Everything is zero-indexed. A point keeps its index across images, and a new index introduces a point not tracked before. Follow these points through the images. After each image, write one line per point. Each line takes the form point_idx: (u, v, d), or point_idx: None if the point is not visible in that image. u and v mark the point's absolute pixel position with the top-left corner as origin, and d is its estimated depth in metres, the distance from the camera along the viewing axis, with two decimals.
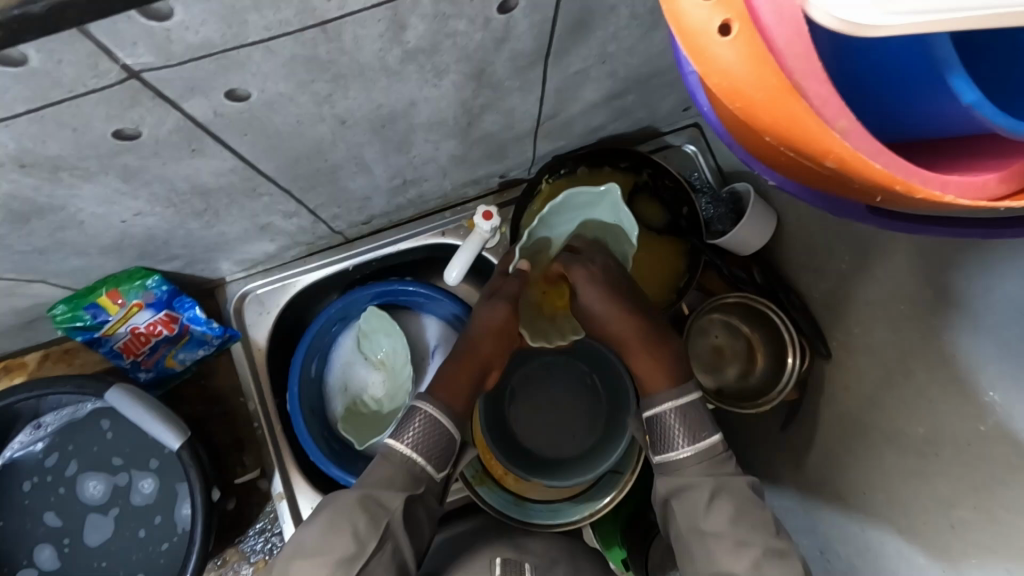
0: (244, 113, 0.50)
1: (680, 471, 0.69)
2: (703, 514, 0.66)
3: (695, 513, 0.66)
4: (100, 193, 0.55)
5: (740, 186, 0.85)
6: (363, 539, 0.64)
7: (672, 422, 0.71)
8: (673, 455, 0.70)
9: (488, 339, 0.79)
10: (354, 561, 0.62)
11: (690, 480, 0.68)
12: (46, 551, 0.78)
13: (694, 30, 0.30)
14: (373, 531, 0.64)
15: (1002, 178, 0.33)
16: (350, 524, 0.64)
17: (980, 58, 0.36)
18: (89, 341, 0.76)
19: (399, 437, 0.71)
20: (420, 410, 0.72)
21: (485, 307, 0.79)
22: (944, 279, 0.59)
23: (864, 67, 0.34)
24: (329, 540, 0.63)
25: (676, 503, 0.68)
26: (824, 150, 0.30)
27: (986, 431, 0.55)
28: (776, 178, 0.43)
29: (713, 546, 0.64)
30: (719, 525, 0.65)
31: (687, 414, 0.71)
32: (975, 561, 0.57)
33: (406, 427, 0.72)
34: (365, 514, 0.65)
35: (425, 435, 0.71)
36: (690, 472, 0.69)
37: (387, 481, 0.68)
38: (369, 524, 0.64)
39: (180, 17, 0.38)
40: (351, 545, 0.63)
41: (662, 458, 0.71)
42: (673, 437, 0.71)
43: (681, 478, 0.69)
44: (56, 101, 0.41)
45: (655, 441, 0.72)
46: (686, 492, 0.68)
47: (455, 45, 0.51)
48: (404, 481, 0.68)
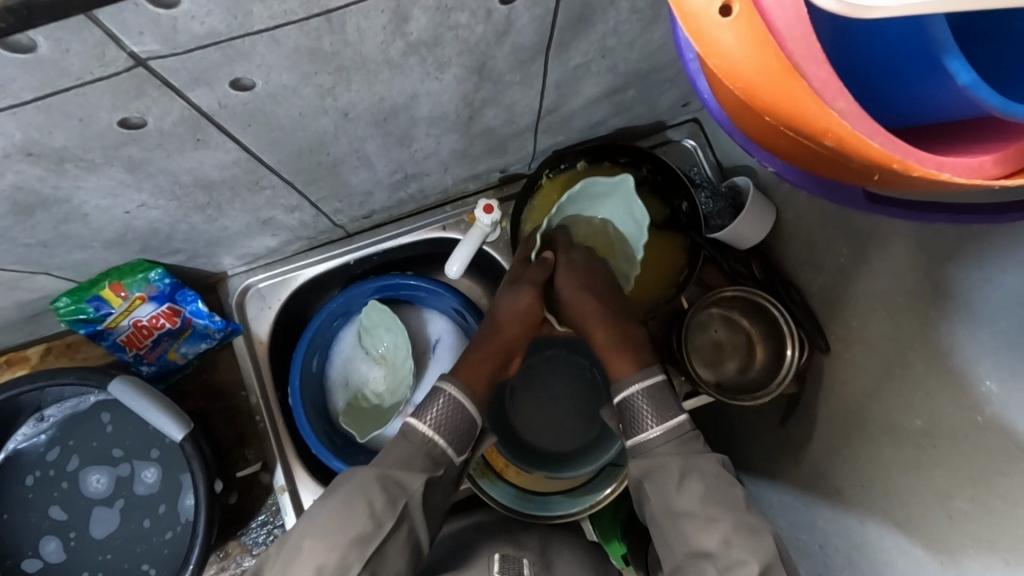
0: (248, 104, 0.51)
1: (651, 452, 0.69)
2: (675, 494, 0.65)
3: (668, 495, 0.66)
4: (104, 185, 0.55)
5: (740, 181, 0.85)
6: (380, 518, 0.62)
7: (641, 405, 0.72)
8: (644, 436, 0.70)
9: (517, 326, 0.82)
10: (370, 540, 0.61)
11: (661, 459, 0.68)
12: (51, 543, 0.78)
13: (695, 14, 0.30)
14: (390, 511, 0.63)
15: (996, 160, 0.34)
16: (366, 501, 0.63)
17: (979, 42, 0.36)
18: (92, 333, 0.77)
19: (419, 417, 0.72)
20: (444, 391, 0.73)
21: (511, 296, 0.81)
22: (942, 270, 0.59)
23: (863, 49, 0.35)
24: (344, 518, 0.61)
25: (649, 484, 0.68)
26: (823, 129, 0.30)
27: (983, 421, 0.56)
28: (776, 165, 0.44)
29: (687, 525, 0.63)
30: (691, 504, 0.64)
31: (657, 397, 0.72)
32: (973, 551, 0.57)
33: (428, 408, 0.72)
34: (382, 493, 0.64)
35: (447, 416, 0.72)
36: (662, 452, 0.69)
37: (409, 459, 0.68)
38: (387, 503, 0.63)
39: (186, 6, 0.38)
40: (368, 525, 0.61)
41: (635, 441, 0.71)
42: (642, 418, 0.71)
43: (650, 458, 0.69)
44: (63, 89, 0.42)
45: (627, 425, 0.73)
46: (658, 472, 0.68)
47: (457, 37, 0.52)
48: (423, 463, 0.68)
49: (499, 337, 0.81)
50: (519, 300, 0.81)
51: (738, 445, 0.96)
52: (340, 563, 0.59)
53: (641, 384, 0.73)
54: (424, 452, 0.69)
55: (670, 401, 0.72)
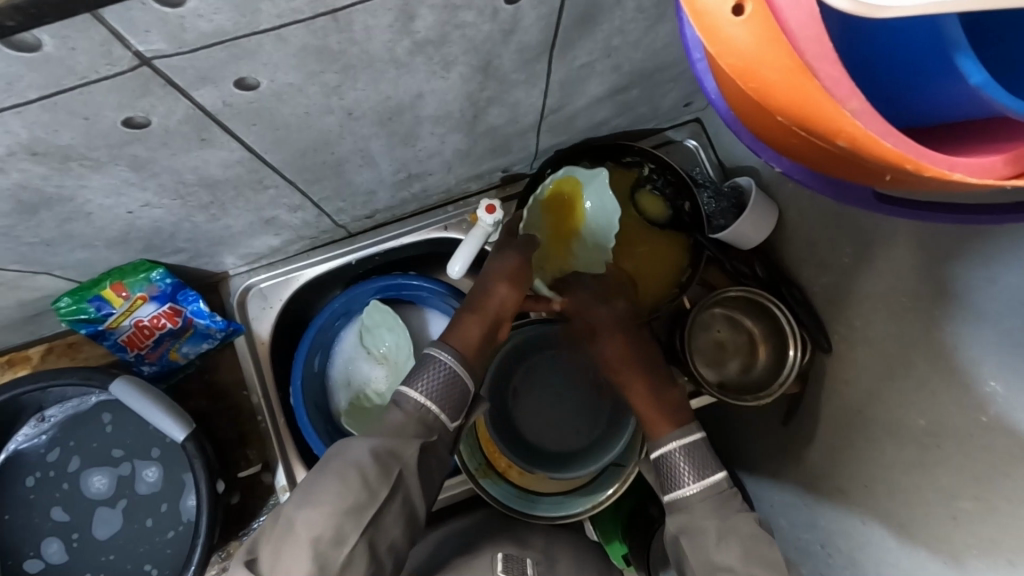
0: (253, 103, 0.51)
1: (691, 508, 0.69)
2: (714, 546, 0.65)
3: (705, 549, 0.65)
4: (108, 183, 0.55)
5: (743, 181, 0.85)
6: (374, 488, 0.61)
7: (679, 461, 0.71)
8: (683, 492, 0.70)
9: (505, 284, 0.80)
10: (366, 509, 0.61)
11: (699, 516, 0.68)
12: (54, 545, 0.78)
13: (708, 12, 0.30)
14: (384, 480, 0.62)
15: (1007, 160, 0.33)
16: (358, 470, 0.62)
17: (989, 43, 0.36)
18: (94, 333, 0.77)
19: (411, 384, 0.70)
20: (436, 359, 0.72)
21: (497, 259, 0.81)
22: (945, 270, 0.60)
23: (875, 47, 0.35)
24: (338, 488, 0.61)
25: (687, 540, 0.67)
26: (836, 129, 0.30)
27: (988, 422, 0.56)
28: (782, 164, 0.43)
29: None
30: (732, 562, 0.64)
31: (696, 451, 0.72)
32: (977, 551, 0.57)
33: (419, 376, 0.71)
34: (375, 462, 0.63)
35: (439, 384, 0.70)
36: (700, 509, 0.69)
37: (400, 427, 0.67)
38: (381, 473, 0.62)
39: (194, 4, 0.38)
40: (361, 493, 0.61)
41: (674, 497, 0.71)
42: (679, 474, 0.71)
43: (688, 515, 0.69)
44: (68, 88, 0.42)
45: (665, 482, 0.72)
46: (696, 528, 0.67)
47: (464, 36, 0.52)
48: (416, 429, 0.67)
49: (490, 296, 0.80)
50: (506, 260, 0.81)
51: (739, 445, 0.96)
52: (337, 533, 0.59)
53: (680, 440, 0.73)
54: (417, 420, 0.68)
55: (708, 455, 0.72)
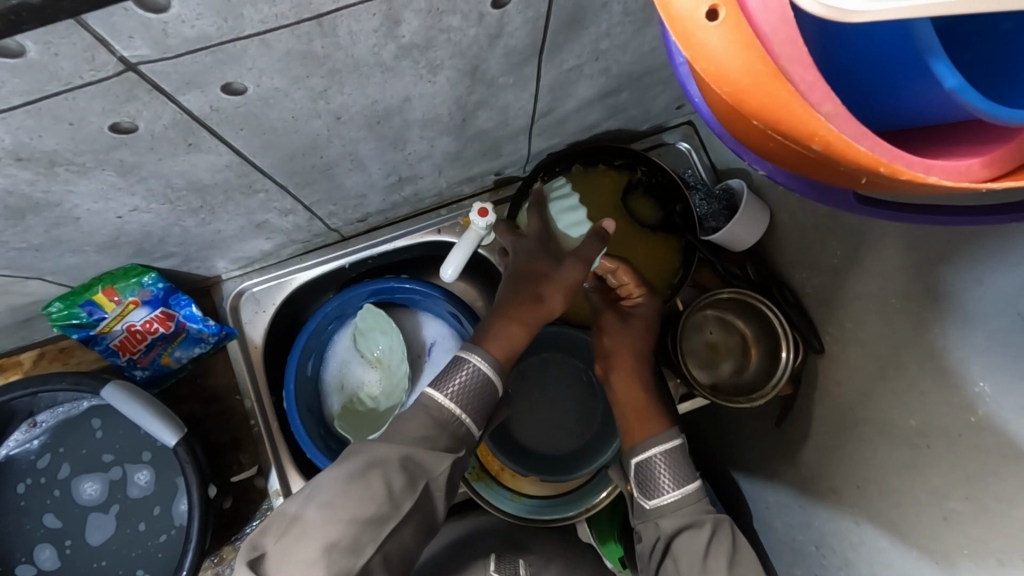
0: (240, 107, 0.51)
1: (673, 513, 0.69)
2: (704, 557, 0.64)
3: (696, 556, 0.65)
4: (96, 188, 0.55)
5: (734, 183, 0.85)
6: (398, 500, 0.61)
7: (660, 466, 0.72)
8: (664, 499, 0.70)
9: (560, 295, 0.80)
10: (384, 523, 0.59)
11: (684, 521, 0.68)
12: (46, 551, 0.78)
13: (681, 17, 0.30)
14: (409, 494, 0.62)
15: (984, 162, 0.34)
16: (385, 479, 0.62)
17: (967, 46, 0.36)
18: (85, 339, 0.77)
19: (439, 389, 0.72)
20: (468, 365, 0.74)
21: (564, 270, 0.81)
22: (935, 271, 0.59)
23: (851, 51, 0.34)
24: (358, 495, 0.59)
25: (676, 547, 0.67)
26: (810, 132, 0.30)
27: (977, 422, 0.56)
28: (765, 167, 0.43)
29: None
30: (720, 569, 0.63)
31: (678, 460, 0.73)
32: (968, 553, 0.57)
33: (450, 381, 0.73)
34: (403, 473, 0.63)
35: (470, 392, 0.72)
36: (683, 515, 0.69)
37: (433, 436, 0.68)
38: (406, 483, 0.63)
39: (176, 10, 0.38)
40: (385, 506, 0.60)
41: (657, 503, 0.71)
42: (660, 481, 0.71)
43: (675, 519, 0.69)
44: (52, 94, 0.42)
45: (645, 487, 0.73)
46: (687, 533, 0.67)
47: (450, 40, 0.52)
48: (446, 442, 0.69)
49: (541, 305, 0.80)
50: (571, 273, 0.80)
51: (734, 446, 0.96)
52: (354, 540, 0.57)
53: (661, 446, 0.73)
54: (445, 429, 0.70)
55: (688, 466, 0.73)
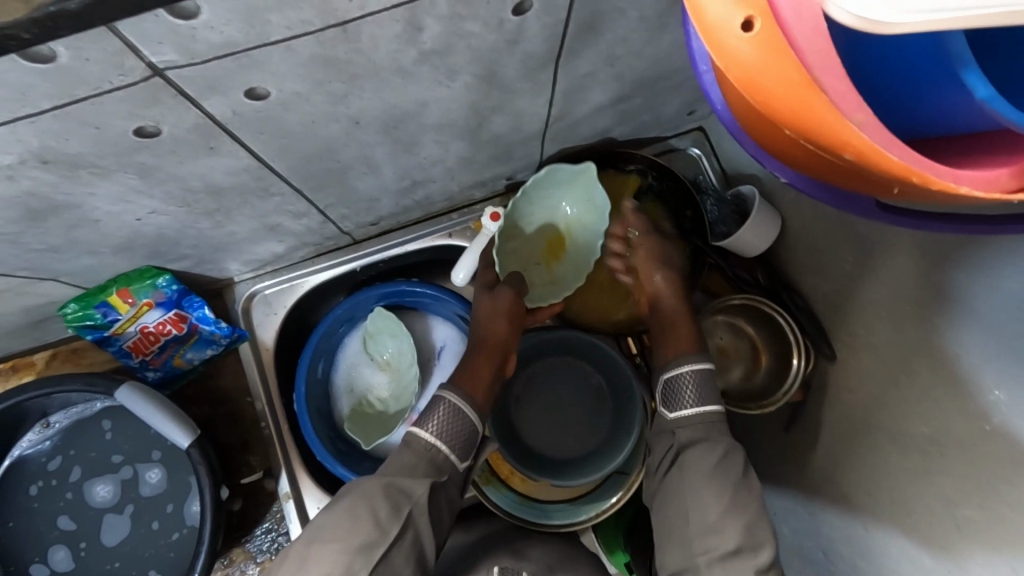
0: (262, 112, 0.51)
1: (691, 426, 0.70)
2: (710, 469, 0.66)
3: (702, 469, 0.66)
4: (117, 191, 0.55)
5: (745, 189, 0.86)
6: (385, 526, 0.62)
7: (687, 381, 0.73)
8: (685, 412, 0.71)
9: (501, 321, 0.82)
10: (375, 548, 0.60)
11: (701, 435, 0.69)
12: (60, 552, 0.78)
13: (716, 27, 0.31)
14: (395, 518, 0.63)
15: (1012, 172, 0.34)
16: (370, 508, 0.62)
17: (990, 55, 0.37)
18: (99, 340, 0.77)
19: (422, 425, 0.72)
20: (443, 400, 0.74)
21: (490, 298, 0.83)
22: (946, 278, 0.60)
23: (877, 63, 0.35)
24: (347, 525, 0.61)
25: (688, 456, 0.68)
26: (843, 142, 0.30)
27: (991, 429, 0.56)
28: (787, 174, 0.44)
29: (708, 499, 0.65)
30: (722, 484, 0.65)
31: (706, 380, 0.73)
32: (981, 559, 0.57)
33: (430, 416, 0.73)
34: (387, 501, 0.63)
35: (448, 424, 0.72)
36: (697, 428, 0.70)
37: (411, 467, 0.68)
38: (391, 511, 0.63)
39: (206, 16, 0.38)
40: (372, 531, 0.61)
41: (675, 415, 0.72)
42: (684, 395, 0.72)
43: (690, 431, 0.70)
44: (80, 98, 0.42)
45: (668, 400, 0.74)
46: (700, 445, 0.68)
47: (469, 46, 0.52)
48: (426, 472, 0.68)
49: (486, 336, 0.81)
50: (500, 299, 0.82)
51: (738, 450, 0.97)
52: (346, 569, 0.59)
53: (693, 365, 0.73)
54: (427, 460, 0.69)
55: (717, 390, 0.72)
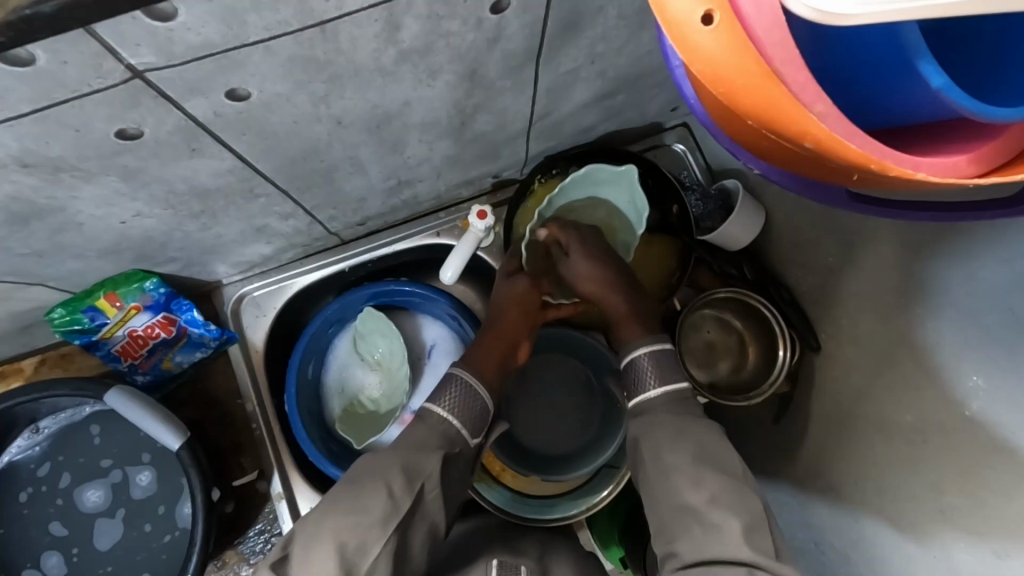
0: (243, 113, 0.51)
1: (651, 410, 0.72)
2: (667, 449, 0.67)
3: (658, 449, 0.68)
4: (101, 194, 0.56)
5: (728, 183, 0.87)
6: (398, 499, 0.62)
7: (644, 367, 0.75)
8: (649, 394, 0.73)
9: (515, 309, 0.82)
10: (389, 520, 0.61)
11: (657, 420, 0.70)
12: (53, 557, 0.78)
13: (678, 21, 0.31)
14: (408, 493, 0.63)
15: (971, 159, 0.35)
16: (384, 483, 0.63)
17: (954, 46, 0.37)
18: (87, 344, 0.77)
19: (435, 401, 0.73)
20: (456, 378, 0.75)
21: (508, 284, 0.83)
22: (925, 268, 0.61)
23: (840, 56, 0.36)
24: (361, 499, 0.62)
25: (642, 441, 0.70)
26: (803, 132, 0.31)
27: (971, 415, 0.57)
28: (760, 166, 0.44)
29: (676, 479, 0.65)
30: (683, 462, 0.65)
31: (662, 359, 0.75)
32: (964, 544, 0.58)
33: (443, 392, 0.74)
34: (401, 475, 0.64)
35: (461, 400, 0.73)
36: (659, 410, 0.71)
37: (424, 437, 0.69)
38: (405, 486, 0.63)
39: (182, 18, 0.38)
40: (386, 504, 0.61)
41: (639, 400, 0.74)
42: (645, 379, 0.74)
43: (648, 413, 0.72)
44: (59, 101, 0.42)
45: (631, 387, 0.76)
46: (647, 428, 0.70)
47: (450, 45, 0.53)
48: (439, 441, 0.69)
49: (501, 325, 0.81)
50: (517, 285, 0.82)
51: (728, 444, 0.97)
52: (361, 541, 0.59)
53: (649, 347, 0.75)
54: (440, 432, 0.70)
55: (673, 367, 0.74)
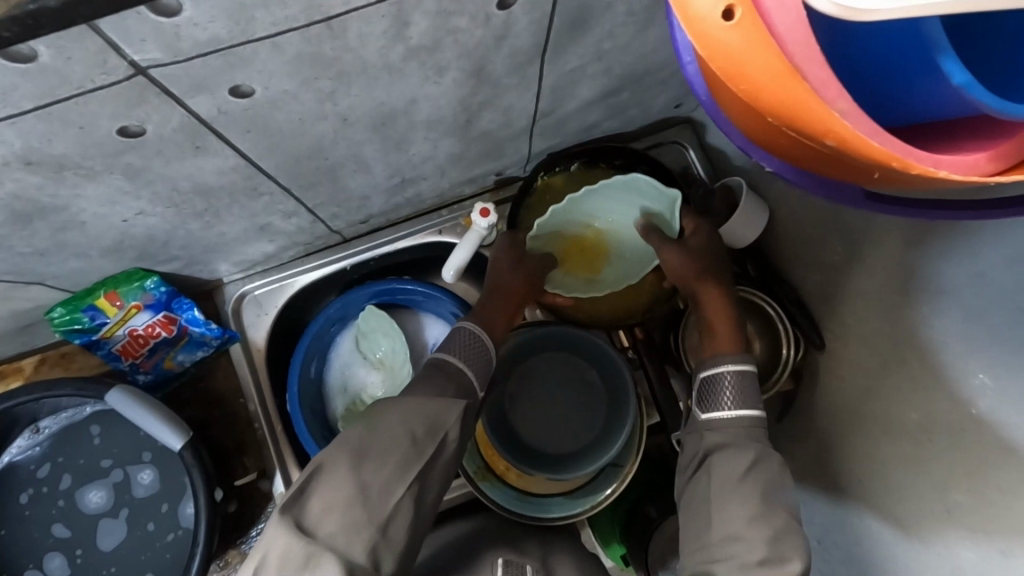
0: (248, 110, 0.51)
1: (724, 429, 0.66)
2: (740, 475, 0.63)
3: (731, 475, 0.63)
4: (103, 192, 0.55)
5: (733, 180, 0.84)
6: (420, 445, 0.61)
7: (726, 384, 0.68)
8: (719, 415, 0.67)
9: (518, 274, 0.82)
10: (412, 465, 0.59)
11: (734, 439, 0.66)
12: (56, 559, 0.77)
13: (699, 18, 0.31)
14: (430, 439, 0.62)
15: (990, 157, 0.34)
16: (407, 428, 0.61)
17: (970, 43, 0.37)
18: (88, 343, 0.77)
19: (448, 351, 0.73)
20: (466, 328, 0.75)
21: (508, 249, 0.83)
22: (930, 266, 0.60)
23: (861, 54, 0.35)
24: (384, 442, 0.60)
25: (716, 460, 0.65)
26: (825, 129, 0.31)
27: (979, 414, 0.56)
28: (773, 164, 0.44)
29: (735, 507, 0.62)
30: (751, 497, 0.62)
31: (747, 383, 0.69)
32: (969, 543, 0.58)
33: (455, 343, 0.74)
34: (424, 424, 0.62)
35: (471, 351, 0.74)
36: (732, 433, 0.66)
37: (442, 384, 0.68)
38: (428, 432, 0.62)
39: (189, 13, 0.38)
40: (409, 450, 0.60)
41: (708, 416, 0.68)
42: (720, 397, 0.68)
43: (720, 435, 0.67)
44: (62, 99, 0.42)
45: (703, 401, 0.70)
46: (727, 450, 0.65)
47: (457, 42, 0.52)
48: (456, 391, 0.68)
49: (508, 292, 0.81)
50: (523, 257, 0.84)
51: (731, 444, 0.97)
52: (385, 485, 0.58)
53: (735, 366, 0.69)
54: (455, 380, 0.70)
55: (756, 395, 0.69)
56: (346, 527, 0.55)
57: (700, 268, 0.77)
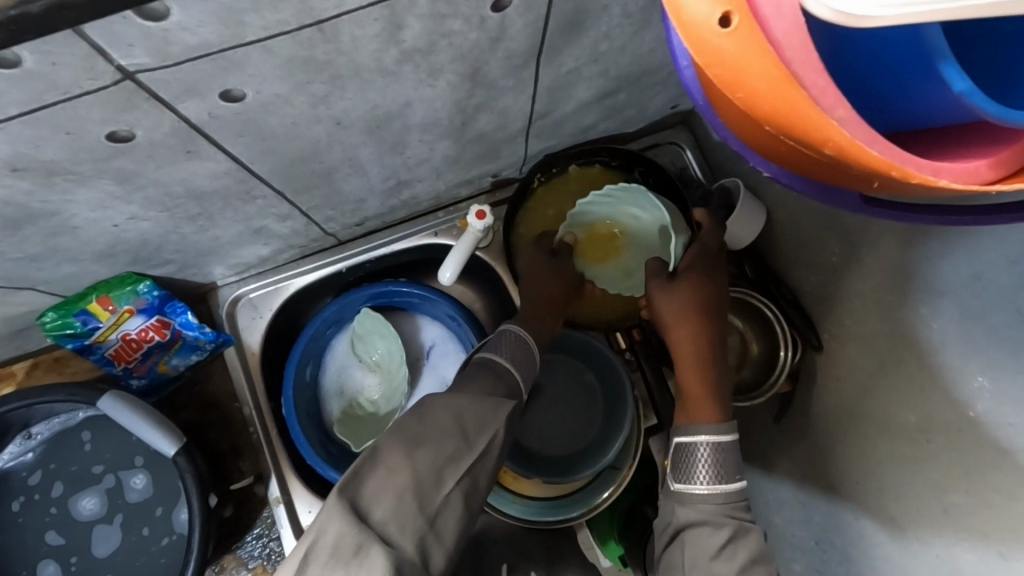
0: (240, 114, 0.50)
1: (697, 506, 0.64)
2: (713, 555, 0.61)
3: (704, 554, 0.61)
4: (95, 197, 0.54)
5: (729, 182, 0.84)
6: (471, 437, 0.59)
7: (701, 455, 0.66)
8: (693, 488, 0.65)
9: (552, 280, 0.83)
10: (464, 455, 0.58)
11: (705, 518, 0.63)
12: (50, 566, 0.77)
13: (696, 24, 0.31)
14: (481, 432, 0.60)
15: (991, 164, 0.34)
16: (458, 420, 0.60)
17: (969, 49, 0.37)
18: (80, 348, 0.76)
19: (495, 351, 0.72)
20: (511, 331, 0.75)
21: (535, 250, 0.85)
22: (928, 268, 0.60)
23: (858, 59, 0.35)
24: (436, 430, 0.58)
25: (688, 536, 0.63)
26: (823, 138, 0.30)
27: (976, 416, 0.56)
28: (771, 170, 0.44)
29: None
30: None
31: (723, 454, 0.66)
32: (967, 544, 0.58)
33: (500, 345, 0.73)
34: (473, 416, 0.61)
35: (518, 352, 0.73)
36: (706, 510, 0.64)
37: (493, 383, 0.68)
38: (479, 426, 0.61)
39: (177, 17, 0.37)
40: (460, 441, 0.58)
41: (682, 487, 0.66)
42: (696, 469, 0.66)
43: (692, 511, 0.64)
44: (50, 104, 0.41)
45: (678, 470, 0.68)
46: (701, 527, 0.63)
47: (451, 44, 0.52)
48: (505, 390, 0.68)
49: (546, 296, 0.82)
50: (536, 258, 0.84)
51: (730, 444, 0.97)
52: (438, 474, 0.56)
53: (714, 436, 0.67)
54: (502, 380, 0.69)
55: (735, 465, 0.66)
56: (397, 514, 0.52)
57: (690, 313, 0.75)
